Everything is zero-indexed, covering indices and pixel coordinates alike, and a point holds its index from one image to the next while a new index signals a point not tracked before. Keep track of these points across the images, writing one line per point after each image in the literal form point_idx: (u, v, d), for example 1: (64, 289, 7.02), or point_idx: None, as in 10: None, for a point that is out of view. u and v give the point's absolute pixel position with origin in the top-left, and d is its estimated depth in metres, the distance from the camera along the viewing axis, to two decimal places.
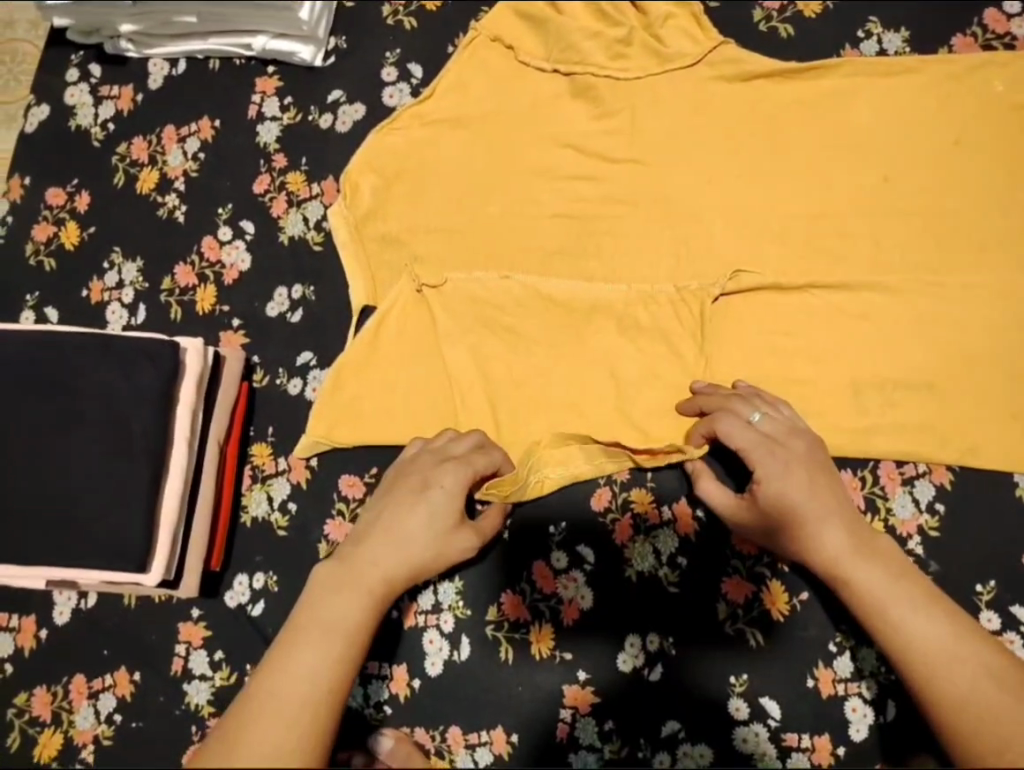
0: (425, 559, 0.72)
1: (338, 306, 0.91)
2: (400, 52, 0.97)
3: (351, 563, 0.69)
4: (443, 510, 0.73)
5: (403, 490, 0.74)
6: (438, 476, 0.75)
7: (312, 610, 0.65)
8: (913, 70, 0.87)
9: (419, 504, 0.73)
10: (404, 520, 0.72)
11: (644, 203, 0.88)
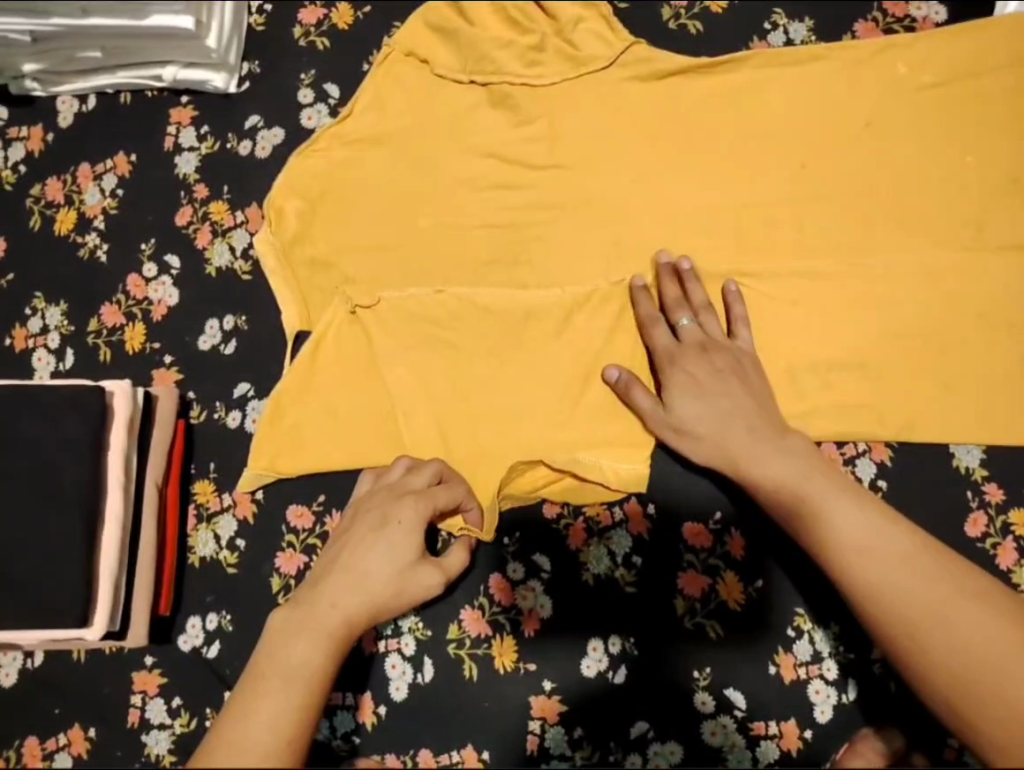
0: (385, 597, 0.69)
1: (272, 333, 0.90)
2: (315, 73, 0.96)
3: (311, 603, 0.66)
4: (404, 547, 0.71)
5: (363, 527, 0.73)
6: (399, 511, 0.73)
7: (277, 652, 0.62)
8: (820, 57, 0.89)
9: (378, 540, 0.71)
10: (365, 558, 0.70)
11: (570, 206, 0.88)
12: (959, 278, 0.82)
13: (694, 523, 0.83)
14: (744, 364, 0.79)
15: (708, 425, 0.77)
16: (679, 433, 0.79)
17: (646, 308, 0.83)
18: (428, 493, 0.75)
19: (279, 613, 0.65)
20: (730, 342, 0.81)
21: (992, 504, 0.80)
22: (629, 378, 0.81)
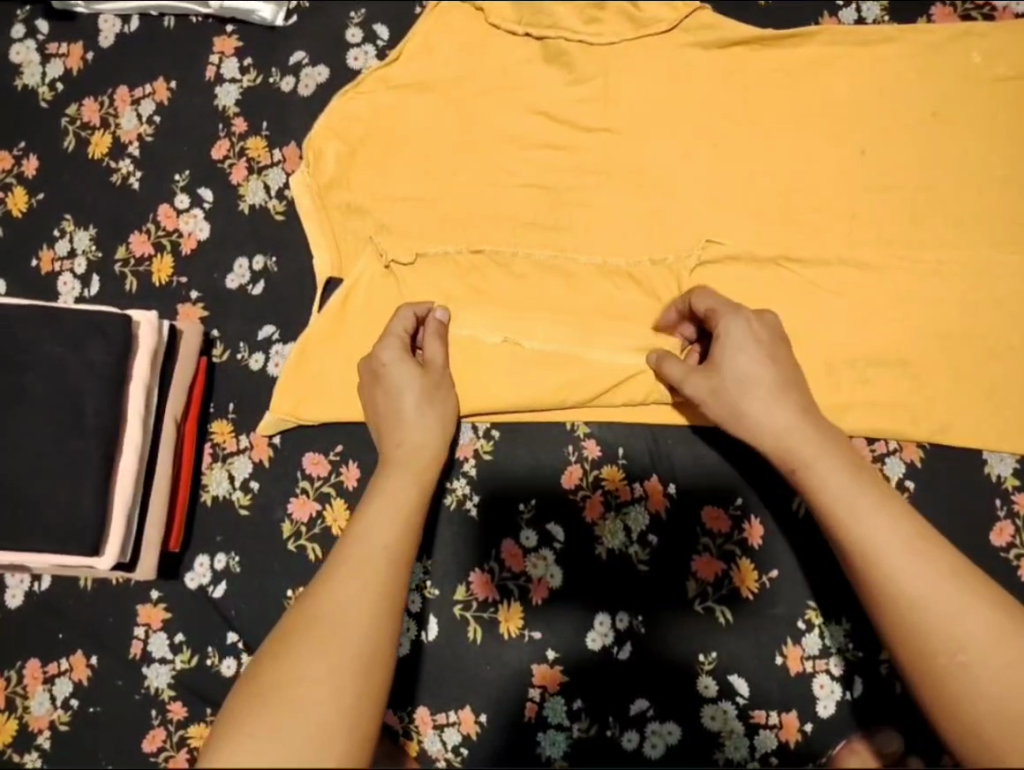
0: (432, 427, 0.74)
1: (301, 277, 0.88)
2: (365, 12, 0.93)
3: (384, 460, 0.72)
4: (405, 377, 0.76)
5: (372, 384, 0.77)
6: (387, 347, 0.77)
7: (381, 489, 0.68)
8: (890, 40, 0.85)
9: (387, 386, 0.76)
10: (391, 401, 0.75)
11: (617, 173, 0.86)
12: (1014, 282, 0.80)
13: (714, 506, 0.82)
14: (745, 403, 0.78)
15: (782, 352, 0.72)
16: (757, 343, 0.71)
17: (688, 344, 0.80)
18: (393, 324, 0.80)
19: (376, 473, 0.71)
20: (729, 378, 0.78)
21: (1020, 514, 0.78)
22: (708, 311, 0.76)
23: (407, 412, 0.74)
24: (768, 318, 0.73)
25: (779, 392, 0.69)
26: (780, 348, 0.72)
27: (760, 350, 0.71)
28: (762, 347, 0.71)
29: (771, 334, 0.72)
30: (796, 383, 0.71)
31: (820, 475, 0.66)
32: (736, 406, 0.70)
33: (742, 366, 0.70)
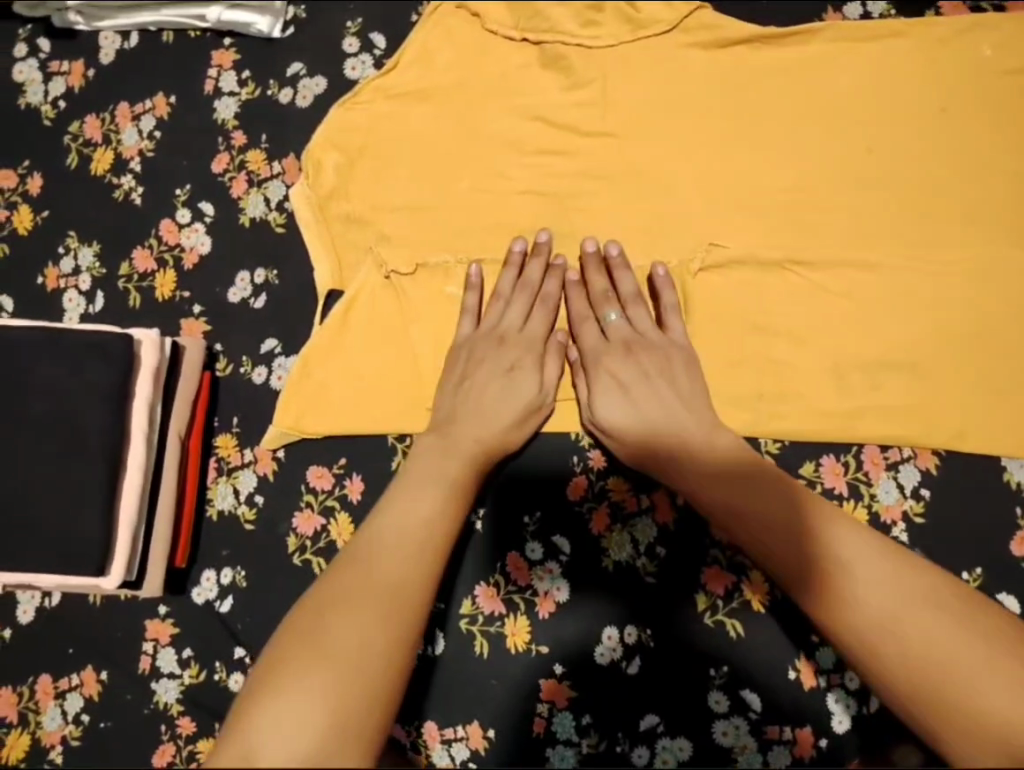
0: (529, 406, 0.79)
1: (302, 289, 0.88)
2: (362, 21, 0.92)
3: (450, 435, 0.75)
4: (522, 358, 0.80)
5: (476, 365, 0.80)
6: (515, 341, 0.80)
7: (418, 469, 0.72)
8: (897, 34, 0.83)
9: (502, 371, 0.79)
10: (488, 398, 0.78)
11: (618, 179, 0.84)
12: None
13: None
14: (674, 357, 0.78)
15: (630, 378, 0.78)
16: (603, 352, 0.80)
17: (626, 287, 0.81)
18: (522, 303, 0.82)
19: (424, 444, 0.74)
20: (666, 337, 0.79)
21: None
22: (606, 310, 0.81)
23: (507, 419, 0.77)
24: (615, 315, 0.81)
25: (664, 399, 0.77)
26: (671, 337, 0.79)
27: (625, 355, 0.79)
28: (622, 352, 0.79)
29: (641, 334, 0.80)
30: (696, 379, 0.78)
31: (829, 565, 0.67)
32: (637, 434, 0.76)
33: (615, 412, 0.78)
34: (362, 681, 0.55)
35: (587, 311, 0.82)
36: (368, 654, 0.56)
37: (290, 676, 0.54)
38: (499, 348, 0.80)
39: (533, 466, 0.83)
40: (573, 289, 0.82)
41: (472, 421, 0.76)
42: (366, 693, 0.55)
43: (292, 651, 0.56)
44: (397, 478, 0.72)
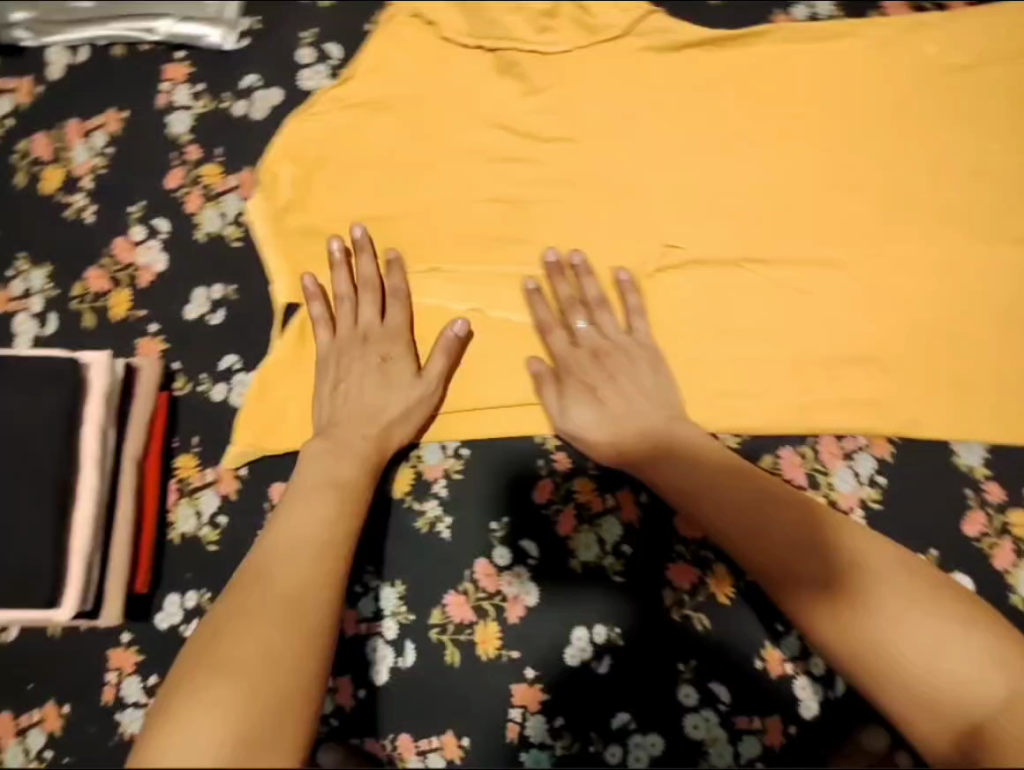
0: (410, 399, 0.80)
1: (259, 305, 0.87)
2: (316, 32, 0.92)
3: (337, 436, 0.77)
4: (395, 355, 0.81)
5: (342, 368, 0.81)
6: (375, 337, 0.82)
7: (312, 474, 0.73)
8: (844, 35, 0.84)
9: (374, 368, 0.80)
10: (365, 397, 0.79)
11: (579, 183, 0.84)
12: (978, 273, 0.79)
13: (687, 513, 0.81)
14: (641, 358, 0.79)
15: (602, 382, 0.79)
16: (571, 359, 0.80)
17: (590, 292, 0.81)
18: (406, 308, 0.82)
19: (313, 445, 0.76)
20: (630, 336, 0.80)
21: (991, 502, 0.77)
22: (569, 314, 0.81)
23: (386, 417, 0.78)
24: (585, 323, 0.81)
25: (632, 401, 0.78)
26: (637, 340, 0.80)
27: (593, 362, 0.80)
28: (589, 358, 0.80)
29: (606, 340, 0.80)
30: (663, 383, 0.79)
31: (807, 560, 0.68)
32: (609, 436, 0.76)
33: (589, 414, 0.78)
34: (274, 681, 0.56)
35: (552, 316, 0.81)
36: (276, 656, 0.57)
37: (190, 696, 0.54)
38: (388, 353, 0.81)
39: (498, 472, 0.83)
40: (536, 297, 0.81)
41: (350, 421, 0.78)
42: (280, 695, 0.55)
43: (190, 666, 0.57)
44: (289, 488, 0.73)
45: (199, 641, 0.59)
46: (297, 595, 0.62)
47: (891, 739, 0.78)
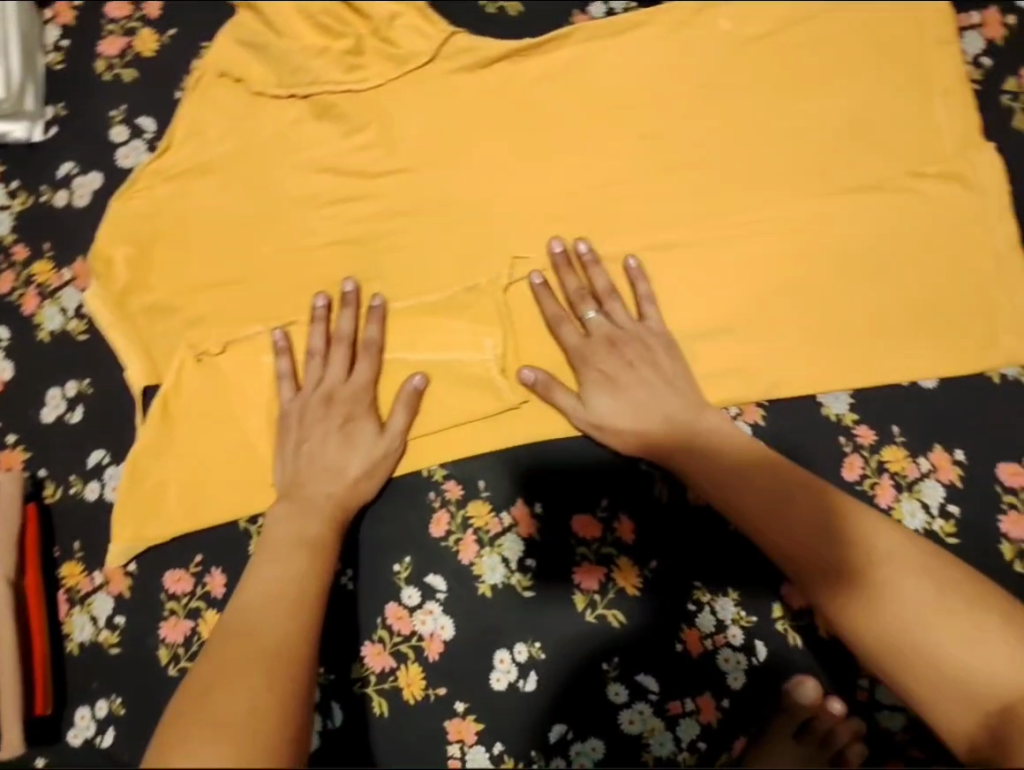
0: (374, 452, 0.78)
1: (118, 393, 0.85)
2: (126, 108, 0.90)
3: (302, 500, 0.76)
4: (356, 407, 0.79)
5: (306, 431, 0.79)
6: (341, 393, 0.79)
7: (278, 533, 0.73)
8: (641, 25, 0.86)
9: (337, 428, 0.78)
10: (331, 458, 0.78)
11: (416, 213, 0.84)
12: (811, 228, 0.81)
13: (582, 514, 0.81)
14: (654, 344, 0.79)
15: (619, 373, 0.78)
16: (587, 349, 0.79)
17: (571, 286, 0.80)
18: (333, 351, 0.80)
19: (280, 508, 0.75)
20: (641, 326, 0.79)
21: (865, 446, 0.79)
22: (558, 308, 0.80)
23: (351, 474, 0.77)
24: (595, 312, 0.80)
25: (655, 387, 0.78)
26: (652, 327, 0.79)
27: (612, 351, 0.79)
28: (607, 348, 0.79)
29: (623, 327, 0.79)
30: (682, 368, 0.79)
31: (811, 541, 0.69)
32: (632, 424, 0.77)
33: (607, 412, 0.78)
34: (260, 736, 0.53)
35: (563, 309, 0.80)
36: (260, 712, 0.55)
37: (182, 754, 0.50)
38: (326, 405, 0.79)
39: (393, 514, 0.82)
40: (543, 290, 0.80)
41: (321, 483, 0.77)
42: (267, 752, 0.52)
43: (183, 723, 0.53)
44: (262, 546, 0.73)
45: (186, 701, 0.56)
46: (278, 649, 0.62)
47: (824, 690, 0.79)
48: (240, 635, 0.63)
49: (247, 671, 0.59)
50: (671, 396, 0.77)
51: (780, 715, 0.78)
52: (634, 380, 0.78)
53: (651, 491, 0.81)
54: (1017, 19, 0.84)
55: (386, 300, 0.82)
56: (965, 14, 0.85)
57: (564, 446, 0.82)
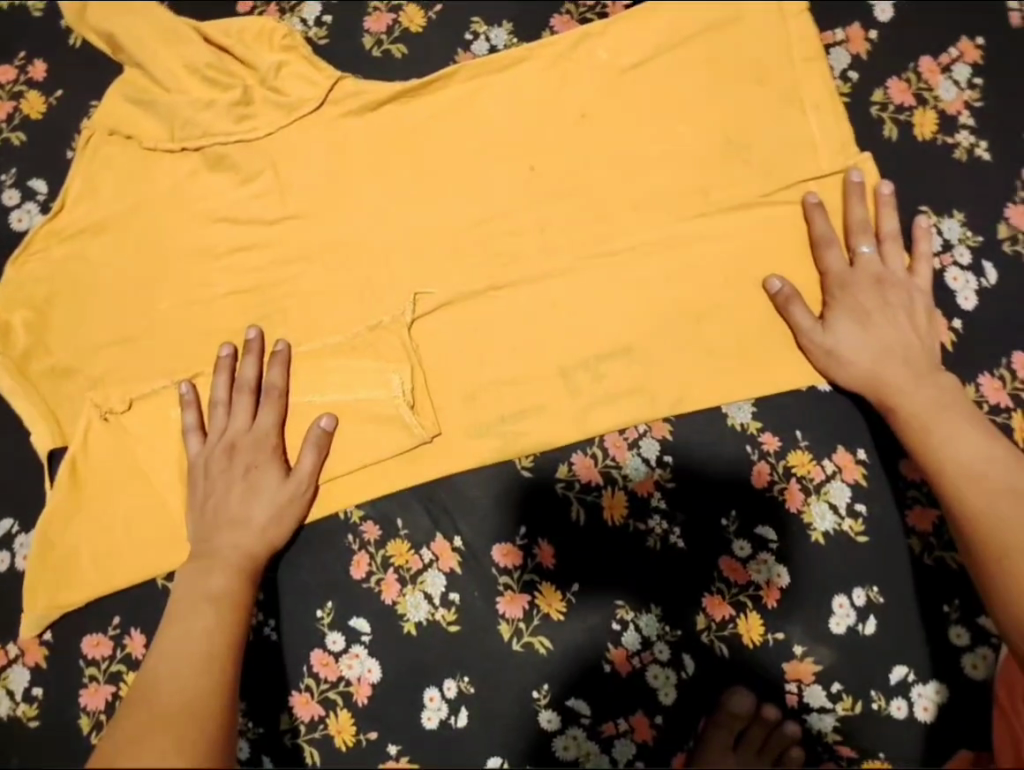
0: (281, 500, 0.78)
1: (25, 459, 0.83)
2: (15, 171, 0.89)
3: (209, 556, 0.75)
4: (262, 455, 0.79)
5: (211, 483, 0.78)
6: (244, 442, 0.79)
7: (188, 592, 0.73)
8: (524, 59, 0.88)
9: (242, 477, 0.78)
10: (237, 509, 0.77)
11: (315, 258, 0.85)
12: (702, 246, 0.84)
13: (503, 544, 0.81)
14: (918, 297, 0.80)
15: (888, 304, 0.80)
16: (851, 280, 0.81)
17: (856, 215, 0.82)
18: (235, 400, 0.80)
19: (186, 567, 0.74)
20: (910, 276, 0.81)
21: (771, 452, 0.82)
22: (853, 235, 0.82)
23: (256, 523, 0.77)
24: (870, 247, 0.82)
25: (901, 333, 0.79)
26: (921, 282, 0.81)
27: (876, 287, 0.80)
28: (873, 284, 0.81)
29: (893, 271, 0.81)
30: (907, 317, 0.79)
31: (941, 448, 0.74)
32: (870, 362, 0.79)
33: (846, 341, 0.79)
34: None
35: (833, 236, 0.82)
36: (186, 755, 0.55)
37: None
38: (229, 455, 0.78)
39: (313, 560, 0.81)
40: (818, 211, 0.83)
41: (228, 537, 0.76)
42: None
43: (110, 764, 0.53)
44: (171, 607, 0.72)
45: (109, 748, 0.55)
46: (194, 703, 0.62)
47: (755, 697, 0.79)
48: (161, 693, 0.63)
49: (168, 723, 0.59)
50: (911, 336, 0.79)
51: (714, 722, 0.79)
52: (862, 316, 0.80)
53: (569, 516, 0.81)
54: (878, 34, 0.89)
55: (290, 345, 0.83)
56: (831, 32, 0.89)
57: (481, 478, 0.82)
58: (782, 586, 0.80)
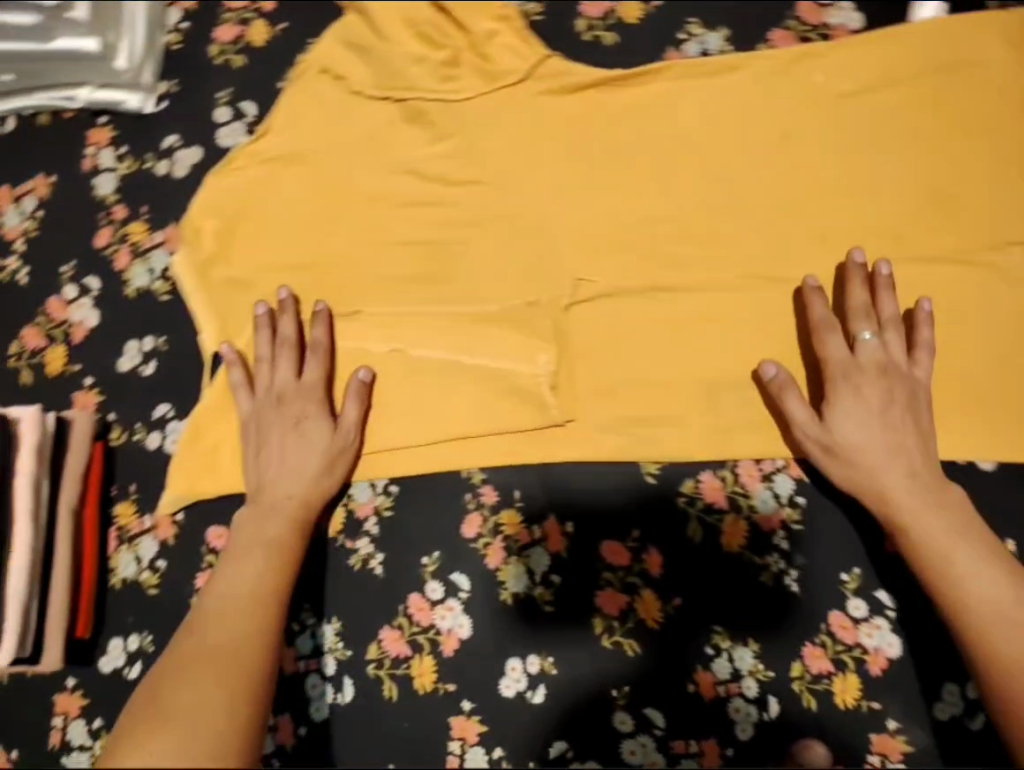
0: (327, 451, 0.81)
1: (189, 355, 0.89)
2: (232, 91, 0.95)
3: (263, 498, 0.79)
4: (307, 405, 0.82)
5: (263, 428, 0.82)
6: (291, 396, 0.82)
7: (250, 527, 0.78)
8: (734, 68, 0.87)
9: (296, 427, 0.81)
10: (288, 454, 0.80)
11: (491, 225, 0.87)
12: None
13: (613, 541, 0.82)
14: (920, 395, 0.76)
15: (882, 404, 0.76)
16: (856, 369, 0.77)
17: (885, 306, 0.78)
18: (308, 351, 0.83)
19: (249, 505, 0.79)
20: (912, 371, 0.77)
21: None
22: (891, 321, 0.78)
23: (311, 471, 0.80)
24: (898, 338, 0.77)
25: (902, 443, 0.75)
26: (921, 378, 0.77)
27: (882, 378, 0.76)
28: (877, 376, 0.76)
29: (897, 359, 0.77)
30: (928, 416, 0.76)
31: (963, 583, 0.70)
32: (886, 464, 0.74)
33: (856, 435, 0.75)
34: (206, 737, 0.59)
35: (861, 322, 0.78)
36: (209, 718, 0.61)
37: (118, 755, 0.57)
38: (279, 404, 0.82)
39: (429, 510, 0.85)
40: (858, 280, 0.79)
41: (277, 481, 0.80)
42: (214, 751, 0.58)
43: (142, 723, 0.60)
44: (233, 537, 0.78)
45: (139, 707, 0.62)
46: (233, 650, 0.68)
47: (836, 755, 0.77)
48: (203, 635, 0.69)
49: (202, 675, 0.65)
50: (923, 444, 0.75)
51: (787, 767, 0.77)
52: (885, 413, 0.75)
53: (685, 530, 0.81)
54: None
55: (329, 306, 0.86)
56: None
57: (609, 475, 0.83)
58: (890, 655, 0.77)
